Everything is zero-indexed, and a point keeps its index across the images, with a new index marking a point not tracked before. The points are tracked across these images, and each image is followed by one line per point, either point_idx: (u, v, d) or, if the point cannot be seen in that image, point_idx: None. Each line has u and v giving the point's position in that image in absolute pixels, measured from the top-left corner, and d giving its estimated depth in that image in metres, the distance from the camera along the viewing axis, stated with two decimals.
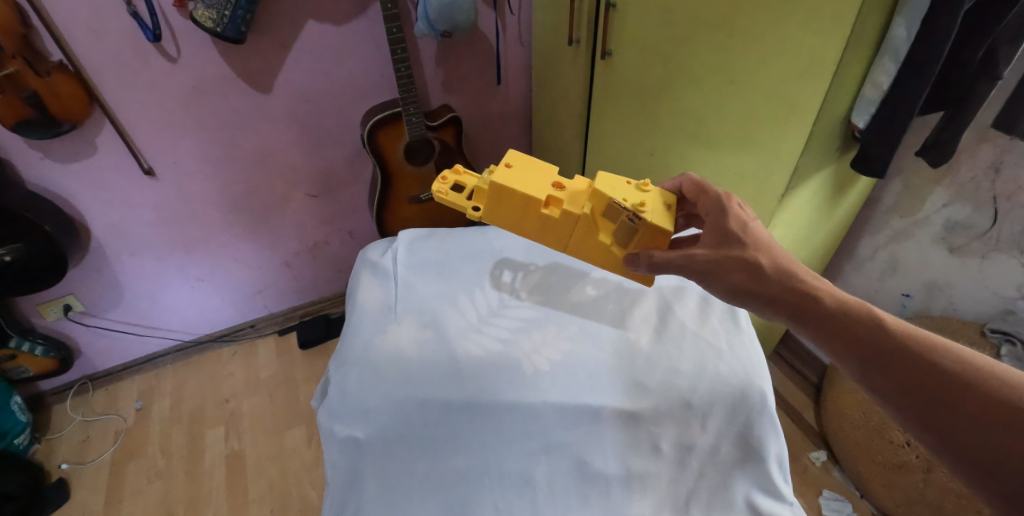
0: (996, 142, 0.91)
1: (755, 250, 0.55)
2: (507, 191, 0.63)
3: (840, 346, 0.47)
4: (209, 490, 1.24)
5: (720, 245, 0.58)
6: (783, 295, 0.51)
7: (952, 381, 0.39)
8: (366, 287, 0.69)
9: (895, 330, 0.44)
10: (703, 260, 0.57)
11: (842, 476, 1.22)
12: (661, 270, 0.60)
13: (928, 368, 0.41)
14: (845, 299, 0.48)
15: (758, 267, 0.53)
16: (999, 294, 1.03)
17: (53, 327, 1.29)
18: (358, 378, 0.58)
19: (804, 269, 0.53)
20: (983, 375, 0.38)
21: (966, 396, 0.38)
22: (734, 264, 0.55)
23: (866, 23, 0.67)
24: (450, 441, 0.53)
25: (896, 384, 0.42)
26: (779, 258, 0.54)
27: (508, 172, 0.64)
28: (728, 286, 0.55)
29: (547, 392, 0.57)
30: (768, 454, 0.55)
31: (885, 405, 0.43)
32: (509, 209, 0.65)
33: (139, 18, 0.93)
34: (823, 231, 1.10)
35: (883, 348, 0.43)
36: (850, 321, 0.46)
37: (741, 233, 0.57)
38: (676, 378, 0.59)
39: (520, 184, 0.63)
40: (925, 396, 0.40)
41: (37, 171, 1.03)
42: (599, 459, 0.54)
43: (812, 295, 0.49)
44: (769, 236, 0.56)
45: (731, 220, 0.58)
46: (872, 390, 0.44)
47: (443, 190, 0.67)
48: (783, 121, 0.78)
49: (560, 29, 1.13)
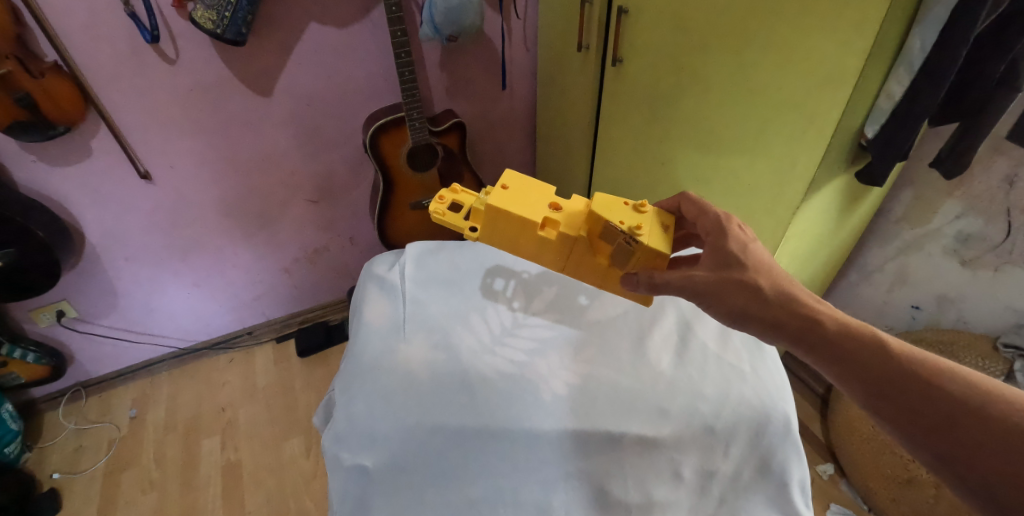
0: (1011, 155, 0.89)
1: (754, 272, 0.52)
2: (503, 213, 0.60)
3: (844, 371, 0.44)
4: (205, 503, 1.21)
5: (719, 267, 0.55)
6: (784, 319, 0.48)
7: (963, 409, 0.36)
8: (372, 303, 0.67)
9: (899, 354, 0.41)
10: (698, 284, 0.54)
11: (849, 490, 1.20)
12: (658, 292, 0.57)
13: (934, 393, 0.38)
14: (849, 322, 0.46)
15: (757, 289, 0.51)
16: (1013, 308, 1.01)
17: (45, 334, 1.26)
18: (364, 401, 0.56)
19: (804, 292, 0.50)
20: (991, 399, 0.36)
21: (979, 424, 0.35)
22: (733, 286, 0.52)
23: (888, 31, 0.65)
24: (461, 469, 0.51)
25: (902, 411, 0.39)
26: (780, 280, 0.51)
27: (504, 194, 0.62)
28: (729, 309, 0.52)
29: (565, 419, 0.55)
30: (791, 479, 0.53)
31: (892, 433, 0.40)
32: (507, 229, 0.62)
33: (136, 19, 0.91)
34: (833, 244, 1.09)
35: (889, 372, 0.41)
36: (854, 344, 0.44)
37: (742, 254, 0.54)
38: (699, 402, 0.57)
39: (515, 207, 0.61)
40: (932, 424, 0.37)
41: (29, 174, 1.00)
42: (620, 488, 0.52)
43: (814, 319, 0.47)
44: (769, 257, 0.54)
45: (731, 242, 0.55)
46: (877, 416, 0.41)
47: (439, 210, 0.65)
48: (803, 131, 0.76)
49: (569, 33, 1.10)
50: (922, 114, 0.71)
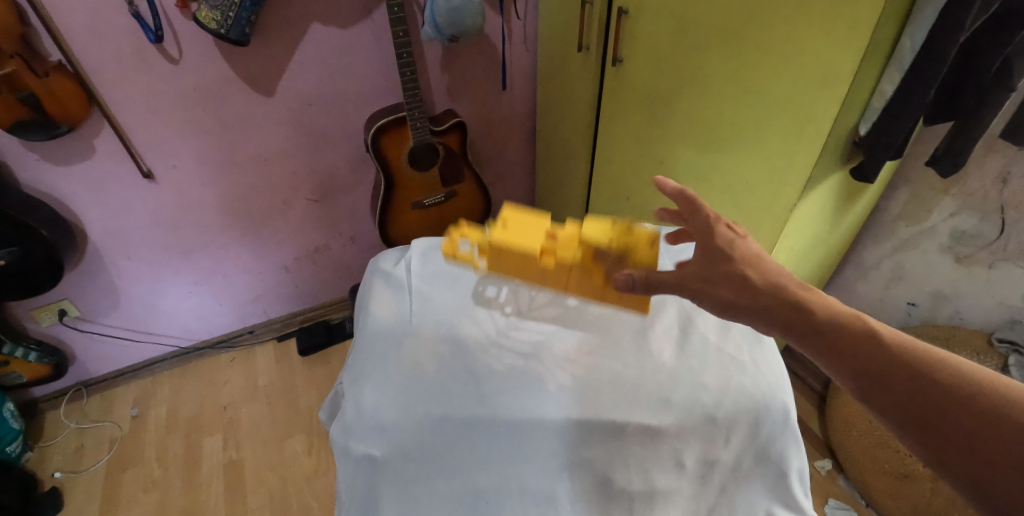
0: (1005, 153, 0.91)
1: (742, 265, 0.51)
2: (504, 249, 0.61)
3: (836, 360, 0.43)
4: (207, 500, 1.21)
5: (709, 263, 0.52)
6: (777, 308, 0.47)
7: (958, 400, 0.37)
8: (379, 297, 0.68)
9: (894, 345, 0.42)
10: (695, 282, 0.51)
11: (847, 484, 1.22)
12: (655, 291, 0.53)
13: (929, 384, 0.39)
14: (840, 312, 0.45)
15: (747, 281, 0.50)
16: (1007, 304, 1.02)
17: (46, 333, 1.26)
18: (374, 393, 0.57)
19: (795, 281, 0.49)
20: (981, 391, 0.37)
21: (971, 417, 0.36)
22: (722, 280, 0.51)
23: (882, 33, 0.67)
24: (468, 459, 0.53)
25: (895, 401, 0.39)
26: (770, 272, 0.50)
27: (504, 228, 0.63)
28: (722, 303, 0.50)
29: (570, 408, 0.56)
30: (792, 470, 0.55)
31: (885, 422, 0.40)
32: (512, 264, 0.63)
33: (140, 19, 0.92)
34: (830, 241, 1.10)
35: (882, 363, 0.41)
36: (846, 334, 0.43)
37: (730, 249, 0.52)
38: (700, 392, 0.58)
39: (515, 241, 0.61)
40: (929, 414, 0.38)
41: (33, 172, 1.01)
42: (624, 477, 0.53)
43: (806, 308, 0.46)
44: (759, 251, 0.53)
45: (718, 239, 0.53)
46: (872, 406, 0.41)
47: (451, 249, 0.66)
48: (800, 130, 0.78)
49: (569, 34, 1.11)
50: (914, 111, 0.72)
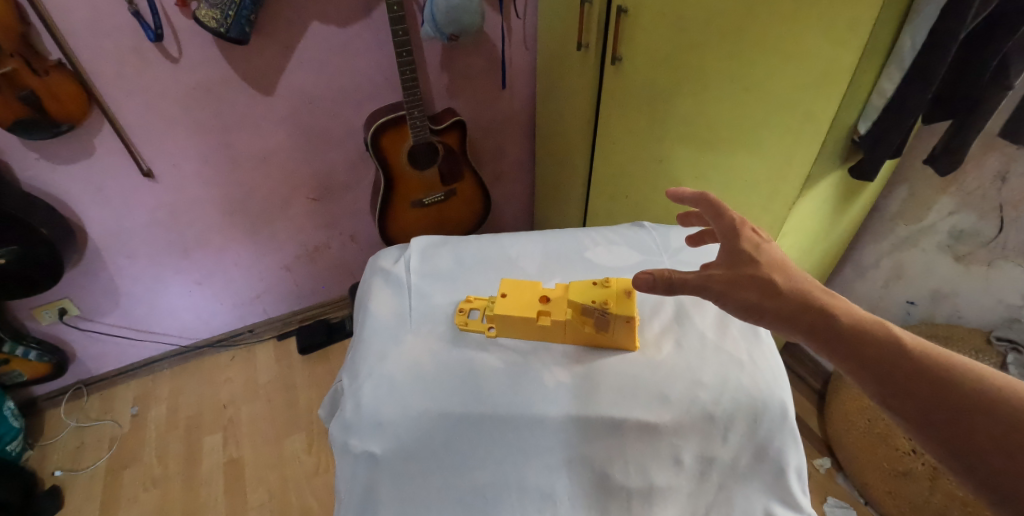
0: (1003, 152, 0.91)
1: (769, 270, 0.50)
2: (506, 317, 0.61)
3: (856, 366, 0.42)
4: (207, 498, 1.22)
5: (735, 265, 0.51)
6: (798, 312, 0.46)
7: (979, 406, 0.35)
8: (378, 296, 0.68)
9: (916, 351, 0.40)
10: (721, 282, 0.50)
11: (846, 483, 1.22)
12: (676, 292, 0.51)
13: (949, 391, 0.37)
14: (862, 318, 0.44)
15: (771, 284, 0.48)
16: (1005, 302, 1.02)
17: (47, 332, 1.27)
18: (372, 391, 0.57)
19: (819, 287, 0.48)
20: (1003, 396, 0.35)
21: (992, 421, 0.34)
22: (748, 282, 0.49)
23: (881, 29, 0.66)
24: (469, 457, 0.54)
25: (915, 407, 0.38)
26: (795, 278, 0.49)
27: (504, 299, 0.64)
28: (743, 305, 0.49)
29: (568, 405, 0.56)
30: (788, 466, 0.57)
31: (902, 425, 0.39)
32: (520, 330, 0.62)
33: (140, 18, 0.92)
34: (829, 241, 1.10)
35: (901, 368, 0.40)
36: (864, 338, 0.42)
37: (755, 252, 0.52)
38: (699, 389, 0.57)
39: (514, 307, 0.62)
40: (948, 421, 0.36)
41: (33, 171, 1.01)
42: (622, 474, 0.55)
43: (828, 312, 0.45)
44: (784, 256, 0.52)
45: (744, 243, 0.53)
46: (891, 412, 0.40)
47: (463, 319, 0.64)
48: (798, 128, 0.78)
49: (569, 33, 1.12)
50: (914, 109, 0.72)
